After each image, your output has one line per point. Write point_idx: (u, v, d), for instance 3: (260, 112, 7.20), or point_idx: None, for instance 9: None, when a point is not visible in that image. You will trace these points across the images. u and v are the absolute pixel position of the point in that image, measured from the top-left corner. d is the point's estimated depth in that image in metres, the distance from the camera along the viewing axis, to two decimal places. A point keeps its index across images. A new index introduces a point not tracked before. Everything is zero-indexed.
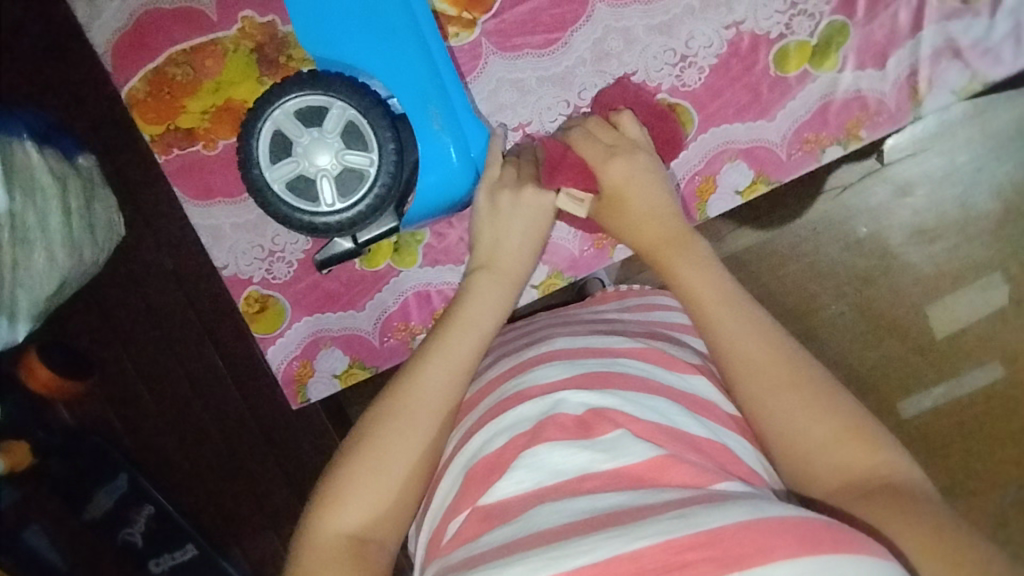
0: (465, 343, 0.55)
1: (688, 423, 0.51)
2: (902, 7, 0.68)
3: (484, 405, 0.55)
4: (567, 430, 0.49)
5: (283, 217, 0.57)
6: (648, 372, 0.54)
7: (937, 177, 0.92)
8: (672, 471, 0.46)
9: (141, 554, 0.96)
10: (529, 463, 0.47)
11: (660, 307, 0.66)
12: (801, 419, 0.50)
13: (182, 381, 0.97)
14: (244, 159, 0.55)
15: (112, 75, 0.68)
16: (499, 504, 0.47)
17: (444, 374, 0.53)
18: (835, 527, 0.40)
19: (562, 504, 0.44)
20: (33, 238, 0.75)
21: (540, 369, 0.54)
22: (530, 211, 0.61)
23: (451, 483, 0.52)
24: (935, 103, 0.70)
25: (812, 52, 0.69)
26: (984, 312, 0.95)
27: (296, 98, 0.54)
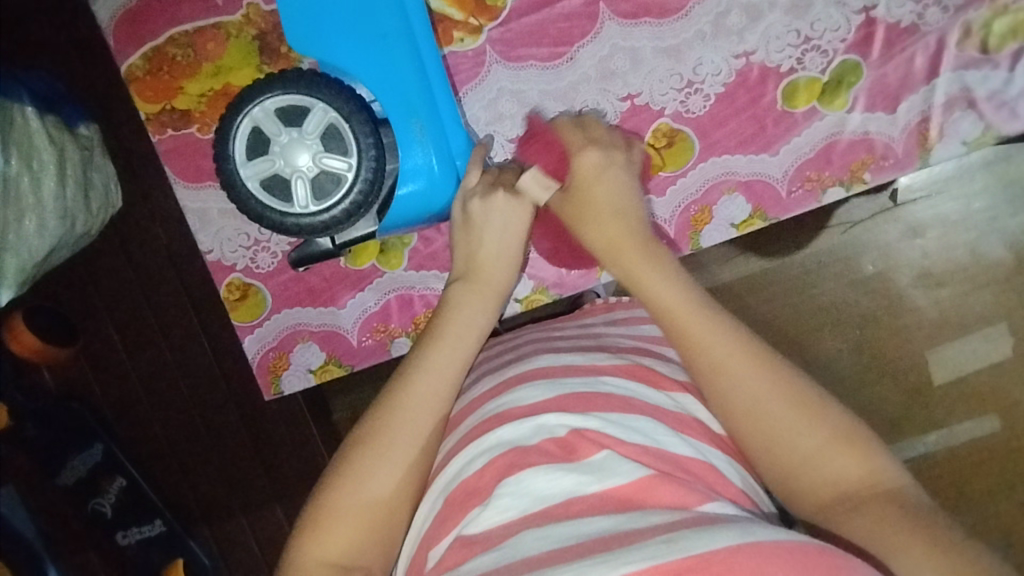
0: (450, 360, 0.53)
1: (675, 444, 0.47)
2: (919, 51, 0.66)
3: (466, 424, 0.51)
4: (552, 457, 0.45)
5: (257, 214, 0.58)
6: (633, 392, 0.50)
7: (948, 224, 0.90)
8: (660, 492, 0.43)
9: (110, 525, 0.97)
10: (513, 490, 0.44)
11: (649, 319, 0.62)
12: (785, 434, 0.47)
13: (165, 356, 0.97)
14: (220, 154, 0.56)
15: (113, 49, 0.67)
16: (483, 532, 0.43)
17: (424, 391, 0.51)
18: (825, 552, 0.37)
19: (549, 529, 0.41)
20: (25, 204, 0.76)
21: (524, 389, 0.50)
22: (505, 217, 0.59)
23: (431, 505, 0.48)
24: (944, 153, 0.68)
25: (821, 90, 0.67)
26: (981, 364, 0.93)
27: (276, 97, 0.56)
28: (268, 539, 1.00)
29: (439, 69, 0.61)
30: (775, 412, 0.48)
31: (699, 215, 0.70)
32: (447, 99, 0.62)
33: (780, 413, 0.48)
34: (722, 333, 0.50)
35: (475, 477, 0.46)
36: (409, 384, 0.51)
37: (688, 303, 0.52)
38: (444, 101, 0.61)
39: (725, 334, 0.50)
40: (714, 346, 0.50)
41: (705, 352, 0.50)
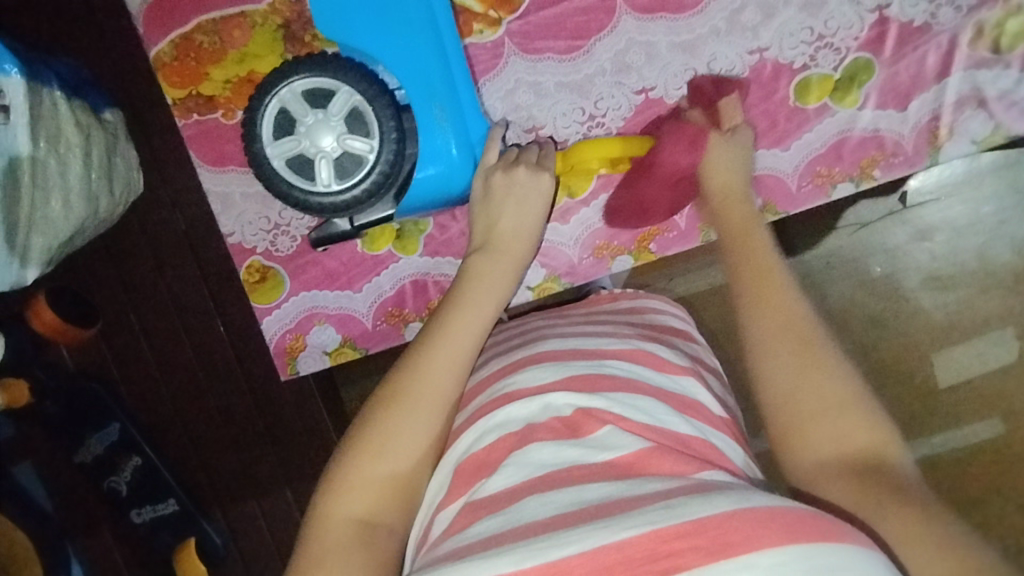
0: (473, 323, 0.55)
1: (676, 422, 0.49)
2: (931, 51, 0.67)
3: (475, 404, 0.53)
4: (557, 433, 0.47)
5: (280, 192, 0.60)
6: (636, 373, 0.52)
7: (957, 227, 0.91)
8: (659, 461, 0.45)
9: (125, 503, 0.99)
10: (518, 460, 0.45)
11: (653, 310, 0.64)
12: (811, 381, 0.49)
13: (181, 339, 0.99)
14: (247, 133, 0.59)
15: (142, 35, 0.69)
16: (488, 497, 0.44)
17: (450, 349, 0.53)
18: (818, 517, 0.38)
19: (551, 494, 0.42)
20: (52, 185, 0.78)
21: (531, 370, 0.52)
22: (524, 190, 0.62)
23: (441, 478, 0.50)
24: (953, 151, 0.69)
25: (833, 87, 0.68)
26: (988, 367, 0.94)
27: (303, 79, 0.58)
28: (278, 521, 1.02)
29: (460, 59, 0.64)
30: (812, 360, 0.50)
31: None
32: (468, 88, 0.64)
33: (814, 366, 0.50)
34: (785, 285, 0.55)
35: (485, 450, 0.48)
36: (438, 347, 0.53)
37: (767, 259, 0.57)
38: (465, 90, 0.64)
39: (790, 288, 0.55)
40: (774, 295, 0.54)
41: (766, 303, 0.54)
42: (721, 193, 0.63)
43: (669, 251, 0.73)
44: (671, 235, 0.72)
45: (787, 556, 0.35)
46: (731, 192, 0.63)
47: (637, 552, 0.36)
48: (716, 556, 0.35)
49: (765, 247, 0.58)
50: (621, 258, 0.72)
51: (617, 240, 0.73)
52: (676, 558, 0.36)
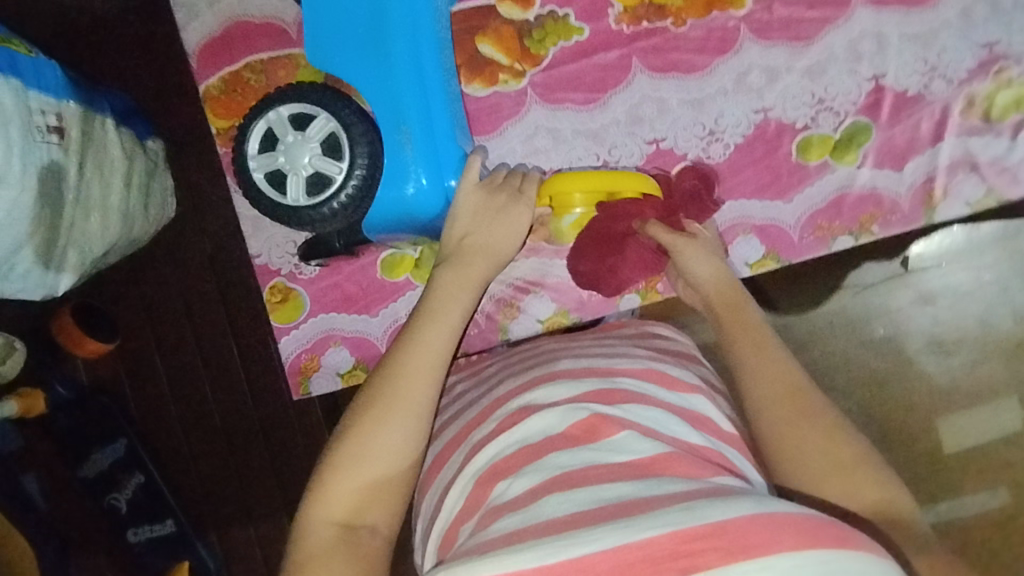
0: (449, 333, 0.57)
1: (688, 433, 0.51)
2: (925, 118, 0.72)
3: (493, 420, 0.55)
4: (575, 440, 0.49)
5: (257, 202, 0.65)
6: (646, 389, 0.55)
7: (960, 293, 0.94)
8: (674, 464, 0.47)
9: (122, 522, 0.99)
10: (538, 467, 0.47)
11: (659, 335, 0.67)
12: (818, 448, 0.52)
13: (195, 359, 1.01)
14: (236, 147, 0.64)
15: (194, 70, 0.76)
16: (509, 501, 0.46)
17: (415, 360, 0.55)
18: (836, 526, 0.39)
19: (572, 493, 0.44)
20: (92, 205, 0.82)
21: (548, 388, 0.55)
22: (502, 212, 0.65)
23: (463, 488, 0.51)
24: (947, 212, 0.73)
25: (832, 146, 0.73)
26: (995, 434, 0.94)
27: (291, 105, 0.63)
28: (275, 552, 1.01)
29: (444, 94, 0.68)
30: (818, 426, 0.53)
31: None
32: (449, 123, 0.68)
33: (816, 431, 0.52)
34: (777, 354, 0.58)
35: (502, 460, 0.50)
36: (414, 360, 0.55)
37: (755, 329, 0.60)
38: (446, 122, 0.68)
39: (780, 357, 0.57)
40: (767, 366, 0.57)
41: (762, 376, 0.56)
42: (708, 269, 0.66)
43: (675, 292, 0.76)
44: None
45: (803, 558, 0.37)
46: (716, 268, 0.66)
47: (659, 551, 0.37)
48: (737, 556, 0.37)
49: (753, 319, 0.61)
50: (628, 296, 0.75)
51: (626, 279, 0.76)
52: (696, 558, 0.37)
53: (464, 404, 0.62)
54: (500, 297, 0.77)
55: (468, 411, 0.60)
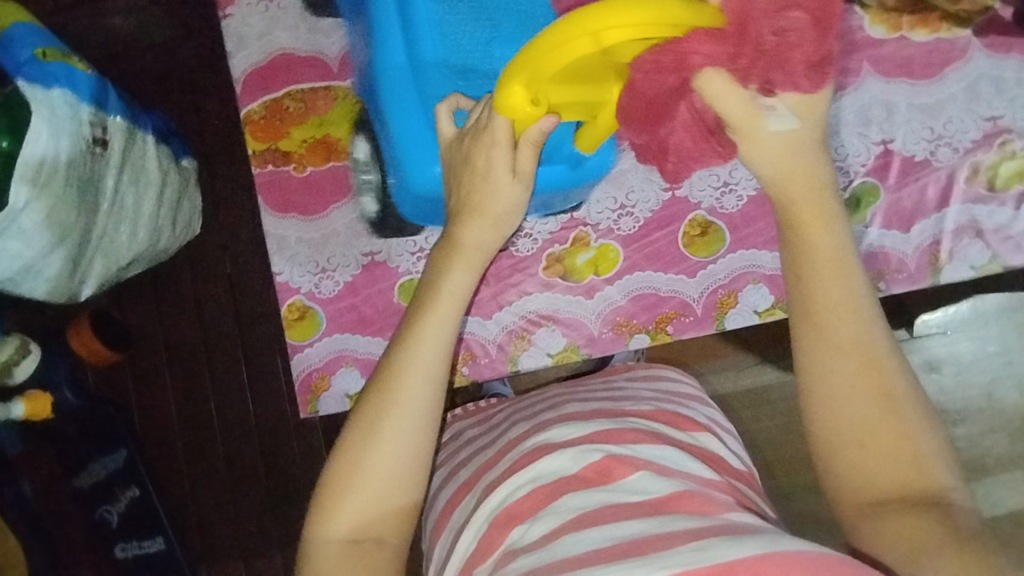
0: (438, 333, 0.54)
1: (700, 468, 0.52)
2: (931, 183, 0.75)
3: (506, 460, 0.55)
4: (588, 482, 0.50)
5: (390, 230, 0.78)
6: (658, 428, 0.57)
7: (963, 362, 0.96)
8: (688, 501, 0.47)
9: (112, 536, 0.97)
10: (551, 509, 0.48)
11: (665, 377, 0.68)
12: (858, 423, 0.47)
13: (204, 374, 1.02)
14: (352, 195, 0.79)
15: (238, 95, 0.80)
16: (525, 543, 0.47)
17: (418, 367, 0.53)
18: (850, 564, 0.39)
19: (585, 533, 0.45)
20: (125, 215, 0.85)
21: (558, 429, 0.56)
22: (483, 170, 0.57)
23: (478, 529, 0.51)
24: (953, 274, 0.75)
25: (842, 204, 0.75)
26: None
27: (357, 140, 0.78)
28: None
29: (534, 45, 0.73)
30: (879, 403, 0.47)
31: (725, 299, 0.76)
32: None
33: (871, 406, 0.47)
34: (862, 310, 0.49)
35: (516, 502, 0.50)
36: (404, 368, 0.53)
37: (841, 260, 0.51)
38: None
39: (866, 317, 0.49)
40: (843, 332, 0.49)
41: (822, 331, 0.49)
42: (791, 177, 0.50)
43: (684, 335, 0.77)
44: (687, 319, 0.77)
45: None
46: (801, 164, 0.49)
47: None
48: None
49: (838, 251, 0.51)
50: (638, 336, 0.77)
51: (637, 319, 0.77)
52: None
53: (477, 445, 0.63)
54: (512, 328, 0.78)
55: (481, 453, 0.61)
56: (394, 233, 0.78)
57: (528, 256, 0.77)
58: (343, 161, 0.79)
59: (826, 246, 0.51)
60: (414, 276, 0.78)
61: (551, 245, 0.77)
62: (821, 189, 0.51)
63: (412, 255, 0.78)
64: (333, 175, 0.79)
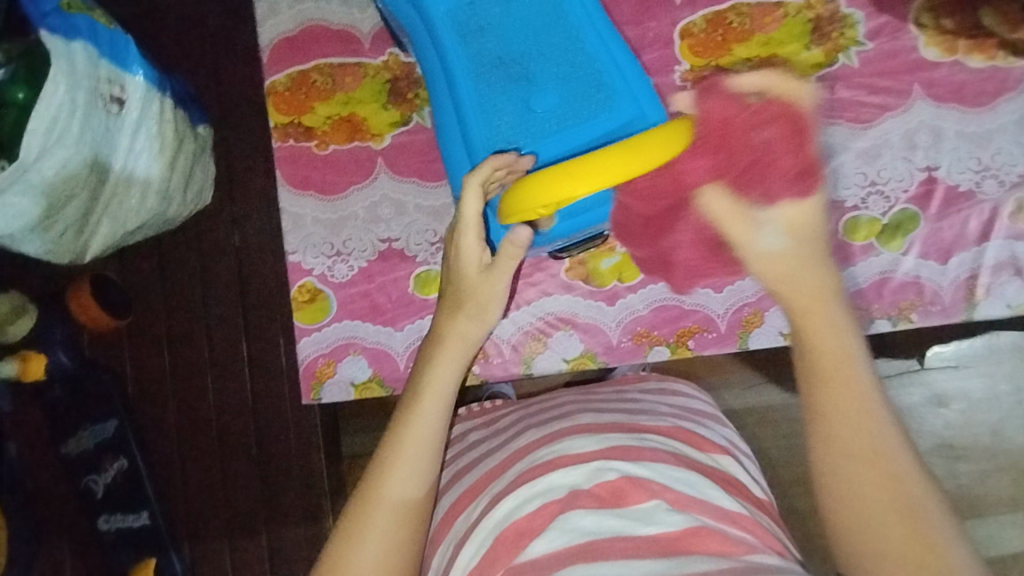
0: (433, 417, 0.54)
1: (719, 497, 0.50)
2: (974, 216, 0.72)
3: (515, 471, 0.53)
4: (601, 501, 0.47)
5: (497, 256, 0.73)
6: (675, 448, 0.54)
7: (972, 399, 0.91)
8: (706, 540, 0.45)
9: (96, 506, 0.94)
10: (562, 526, 0.46)
11: (681, 392, 0.65)
12: (866, 514, 0.48)
13: (203, 348, 0.99)
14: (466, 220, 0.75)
15: (264, 64, 0.77)
16: (530, 563, 0.44)
17: (410, 449, 0.52)
18: None
19: (595, 566, 0.42)
20: (137, 180, 0.81)
21: (571, 440, 0.53)
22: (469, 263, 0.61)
23: (480, 542, 0.49)
24: (988, 311, 0.73)
25: (880, 230, 0.73)
26: (1001, 548, 0.90)
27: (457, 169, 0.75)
28: (247, 565, 0.97)
29: (580, 90, 0.68)
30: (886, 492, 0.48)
31: (750, 317, 0.74)
32: (590, 118, 0.67)
33: (882, 505, 0.48)
34: (867, 393, 0.50)
35: (524, 517, 0.48)
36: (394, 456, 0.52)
37: (844, 356, 0.51)
38: (573, 120, 0.68)
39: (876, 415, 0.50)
40: (852, 425, 0.50)
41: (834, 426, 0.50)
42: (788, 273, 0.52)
43: (705, 351, 0.75)
44: (709, 335, 0.74)
45: None
46: (797, 272, 0.52)
47: None
48: None
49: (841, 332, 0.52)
50: (659, 348, 0.74)
51: (658, 331, 0.75)
52: None
53: (482, 452, 0.61)
54: (528, 329, 0.75)
55: (487, 461, 0.58)
56: (415, 221, 0.75)
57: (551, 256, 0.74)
58: (367, 142, 0.76)
59: (828, 342, 0.52)
60: (432, 267, 0.75)
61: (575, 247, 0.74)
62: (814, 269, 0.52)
63: (431, 245, 0.75)
64: (356, 156, 0.76)
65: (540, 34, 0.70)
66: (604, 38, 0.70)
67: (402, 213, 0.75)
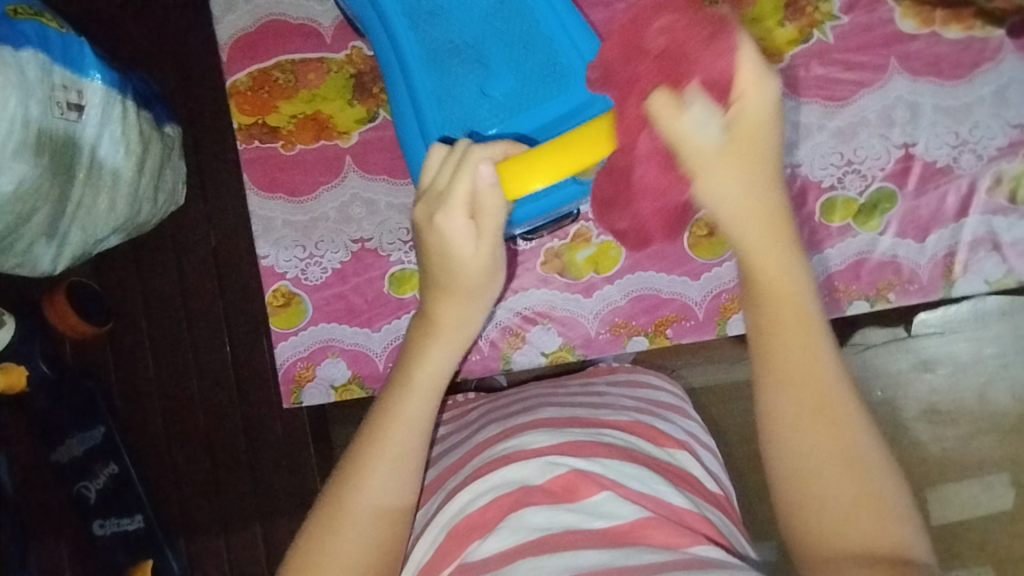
0: (416, 414, 0.52)
1: (671, 493, 0.49)
2: (951, 191, 0.71)
3: (471, 466, 0.53)
4: (553, 496, 0.47)
5: None
6: (632, 444, 0.53)
7: (959, 363, 0.90)
8: (653, 531, 0.45)
9: (90, 511, 0.96)
10: (512, 522, 0.46)
11: (645, 383, 0.65)
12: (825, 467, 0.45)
13: (185, 350, 0.98)
14: None
15: (224, 62, 0.75)
16: (480, 559, 0.45)
17: (398, 449, 0.50)
18: None
19: (543, 561, 0.43)
20: (103, 183, 0.79)
21: (529, 434, 0.53)
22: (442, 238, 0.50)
23: (432, 538, 0.49)
24: (966, 287, 0.72)
25: (856, 210, 0.72)
26: (985, 510, 0.90)
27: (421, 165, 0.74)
28: (239, 559, 0.98)
29: (535, 71, 0.67)
30: (837, 456, 0.45)
31: (729, 304, 0.74)
32: (545, 100, 0.66)
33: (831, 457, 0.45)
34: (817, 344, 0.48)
35: (477, 511, 0.48)
36: (371, 457, 0.50)
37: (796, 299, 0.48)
38: (527, 102, 0.66)
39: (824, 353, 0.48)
40: (798, 363, 0.47)
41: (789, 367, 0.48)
42: (739, 211, 0.48)
43: (684, 339, 0.75)
44: (687, 323, 0.74)
45: None
46: (753, 203, 0.48)
47: None
48: None
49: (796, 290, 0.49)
50: (637, 338, 0.74)
51: (636, 321, 0.74)
52: None
53: (447, 446, 0.61)
54: (506, 325, 0.75)
55: (448, 456, 0.58)
56: (387, 219, 0.74)
57: (526, 250, 0.74)
58: (334, 140, 0.74)
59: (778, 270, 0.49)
60: (406, 266, 0.74)
61: (550, 240, 0.74)
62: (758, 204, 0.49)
63: (404, 244, 0.74)
64: (324, 155, 0.74)
65: (491, 16, 0.68)
66: (562, 16, 0.67)
67: (373, 212, 0.74)
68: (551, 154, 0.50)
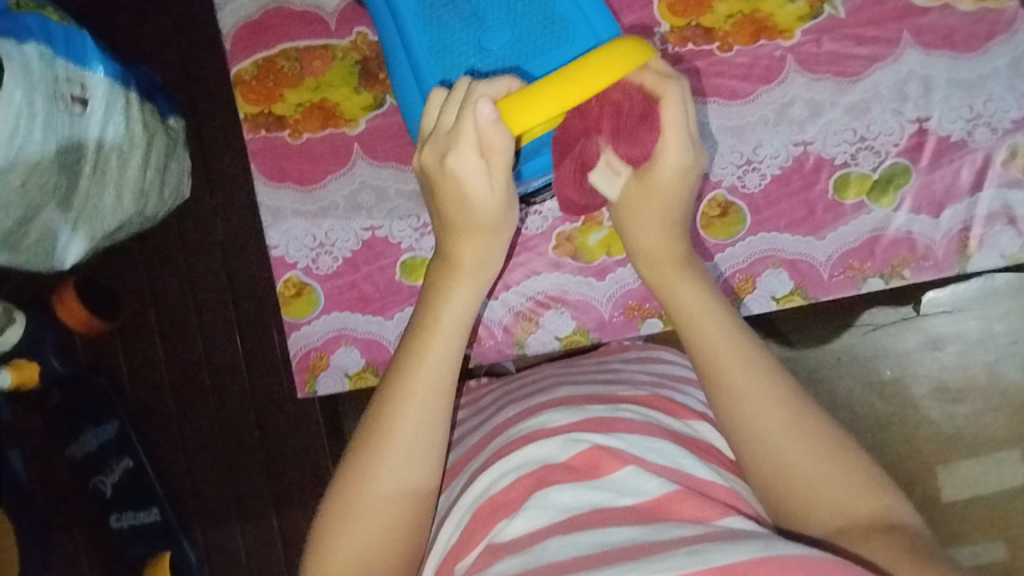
0: (444, 352, 0.52)
1: (694, 466, 0.49)
2: (966, 165, 0.71)
3: (492, 447, 0.53)
4: (577, 473, 0.47)
5: None
6: (651, 419, 0.53)
7: (968, 341, 0.89)
8: (681, 505, 0.45)
9: (108, 505, 0.97)
10: (539, 502, 0.45)
11: (662, 359, 0.65)
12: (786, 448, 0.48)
13: (194, 343, 0.98)
14: None
15: (228, 52, 0.74)
16: (510, 538, 0.44)
17: (429, 384, 0.50)
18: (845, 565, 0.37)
19: (573, 537, 0.42)
20: (109, 177, 0.78)
21: (548, 414, 0.52)
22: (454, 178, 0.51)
23: (458, 522, 0.49)
24: (981, 262, 0.72)
25: (870, 186, 0.72)
26: (998, 485, 0.89)
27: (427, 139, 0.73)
28: (254, 549, 0.98)
29: (530, 21, 0.66)
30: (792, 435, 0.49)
31: (742, 284, 0.74)
32: (548, 51, 0.65)
33: (788, 434, 0.49)
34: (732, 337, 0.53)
35: (501, 491, 0.48)
36: (404, 394, 0.50)
37: (706, 309, 0.54)
38: (530, 54, 0.65)
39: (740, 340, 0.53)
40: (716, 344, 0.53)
41: (721, 359, 0.52)
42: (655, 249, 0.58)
43: None
44: None
45: None
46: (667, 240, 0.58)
47: None
48: None
49: (705, 306, 0.55)
50: (651, 320, 0.74)
51: (650, 303, 0.74)
52: None
53: (467, 430, 0.61)
54: (519, 310, 0.75)
55: (469, 438, 0.58)
56: (396, 207, 0.74)
57: (537, 234, 0.74)
58: (341, 128, 0.74)
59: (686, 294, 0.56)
60: (417, 253, 0.74)
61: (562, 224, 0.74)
62: (678, 250, 0.58)
63: (415, 230, 0.73)
64: (332, 143, 0.74)
65: None
66: None
67: (383, 199, 0.74)
68: (551, 88, 0.49)
